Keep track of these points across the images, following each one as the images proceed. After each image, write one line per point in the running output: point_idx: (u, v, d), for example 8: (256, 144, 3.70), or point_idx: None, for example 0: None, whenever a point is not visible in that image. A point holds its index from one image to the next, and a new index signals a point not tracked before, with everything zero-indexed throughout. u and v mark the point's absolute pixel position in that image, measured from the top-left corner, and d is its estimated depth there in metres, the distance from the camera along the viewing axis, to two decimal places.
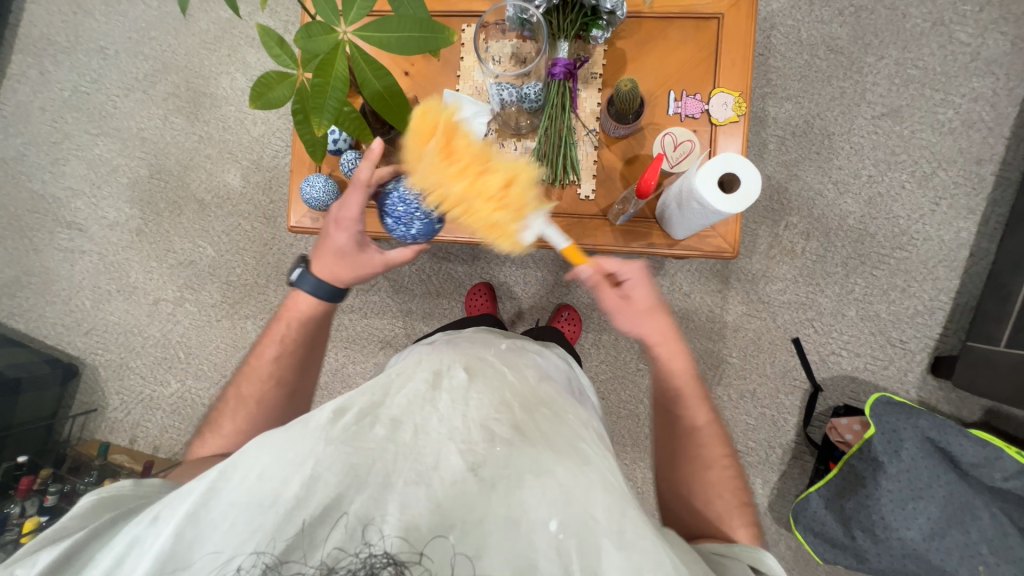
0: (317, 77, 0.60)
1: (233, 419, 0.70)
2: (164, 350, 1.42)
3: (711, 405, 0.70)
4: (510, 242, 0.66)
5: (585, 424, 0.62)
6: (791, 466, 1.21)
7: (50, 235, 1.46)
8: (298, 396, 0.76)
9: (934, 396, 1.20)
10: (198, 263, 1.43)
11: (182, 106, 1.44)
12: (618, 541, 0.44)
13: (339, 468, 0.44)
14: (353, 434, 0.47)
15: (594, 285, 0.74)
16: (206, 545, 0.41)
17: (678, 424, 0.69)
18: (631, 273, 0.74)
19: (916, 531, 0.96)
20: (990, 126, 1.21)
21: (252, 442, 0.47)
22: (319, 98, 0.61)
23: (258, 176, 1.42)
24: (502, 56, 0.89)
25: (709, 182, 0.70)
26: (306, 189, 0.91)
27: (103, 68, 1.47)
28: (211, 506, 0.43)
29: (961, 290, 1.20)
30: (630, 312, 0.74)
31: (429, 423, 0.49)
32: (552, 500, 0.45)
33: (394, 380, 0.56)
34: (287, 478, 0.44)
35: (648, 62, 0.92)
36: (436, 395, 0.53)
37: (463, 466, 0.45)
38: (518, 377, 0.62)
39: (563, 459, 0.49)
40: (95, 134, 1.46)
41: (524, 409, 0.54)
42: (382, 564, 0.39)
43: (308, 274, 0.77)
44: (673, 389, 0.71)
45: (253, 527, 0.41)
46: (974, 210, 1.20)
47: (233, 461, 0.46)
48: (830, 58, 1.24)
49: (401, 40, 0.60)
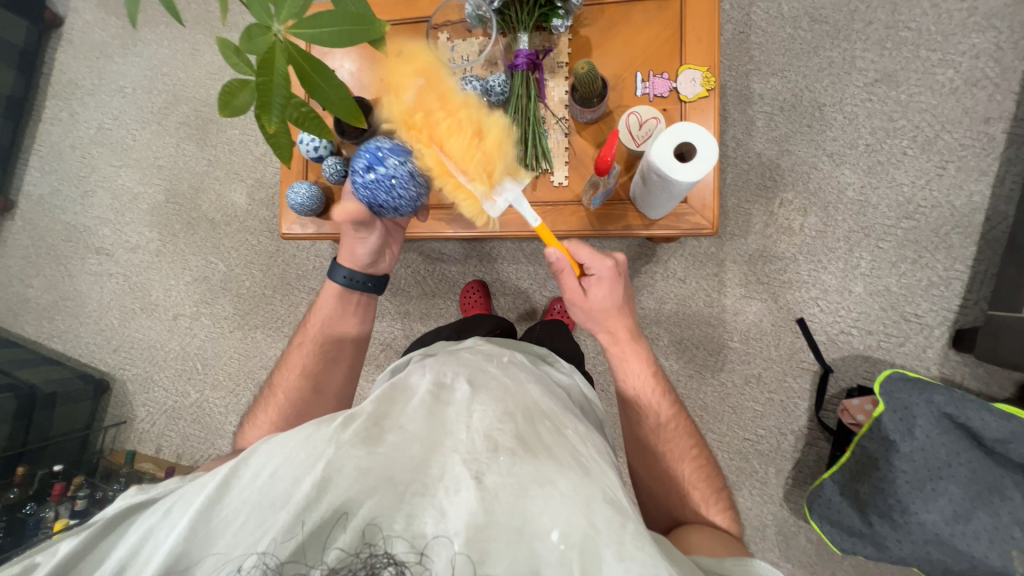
0: (260, 76, 0.53)
1: (266, 412, 0.78)
2: (183, 362, 1.51)
3: (673, 400, 0.75)
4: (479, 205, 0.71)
5: (588, 435, 0.62)
6: (806, 454, 1.16)
7: (82, 261, 1.59)
8: (324, 388, 0.82)
9: (959, 372, 1.12)
10: (211, 278, 1.52)
11: (192, 134, 1.55)
12: (617, 553, 0.44)
13: (348, 472, 0.45)
14: (363, 440, 0.48)
15: (557, 271, 0.74)
16: (217, 544, 0.44)
17: (644, 425, 0.73)
18: (601, 270, 0.74)
19: (938, 514, 0.88)
20: (997, 81, 1.14)
21: (264, 443, 0.51)
22: (262, 95, 0.53)
23: (261, 193, 1.50)
24: (470, 55, 0.94)
25: (664, 152, 0.70)
26: (292, 196, 0.96)
27: (123, 105, 1.60)
28: (223, 503, 0.46)
29: (979, 258, 1.12)
30: (589, 310, 0.75)
31: (435, 434, 0.50)
32: (555, 510, 0.45)
33: (399, 390, 0.58)
34: (298, 479, 0.46)
35: (613, 47, 0.93)
36: (442, 407, 0.54)
37: (466, 475, 0.46)
38: (520, 389, 0.62)
39: (565, 470, 0.49)
40: (118, 166, 1.59)
41: (527, 420, 0.55)
42: (382, 564, 0.40)
43: (339, 267, 0.85)
44: (637, 394, 0.75)
45: (262, 529, 0.43)
46: (985, 171, 1.13)
47: (245, 458, 0.49)
48: (815, 29, 1.21)
49: (336, 36, 0.56)
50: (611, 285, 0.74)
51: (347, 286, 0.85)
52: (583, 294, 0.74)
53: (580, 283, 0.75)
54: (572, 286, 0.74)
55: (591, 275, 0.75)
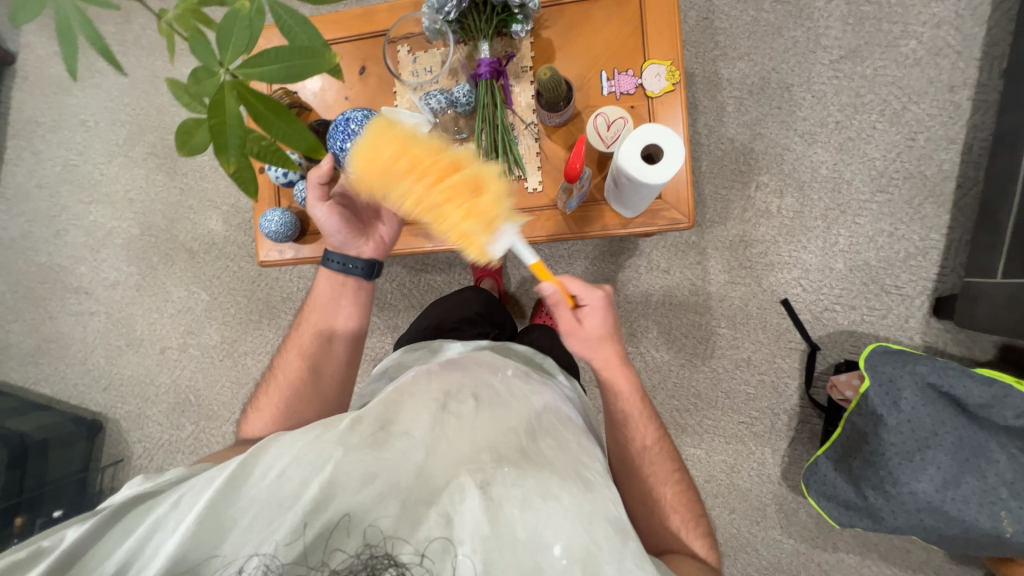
0: (213, 117, 0.52)
1: (270, 397, 0.78)
2: (176, 395, 1.49)
3: (657, 425, 0.72)
4: (477, 252, 0.64)
5: (587, 443, 0.63)
6: (799, 431, 1.18)
7: (62, 302, 1.56)
8: (320, 373, 0.79)
9: (941, 338, 1.14)
10: (195, 308, 1.50)
11: (161, 163, 1.52)
12: (618, 569, 0.46)
13: (356, 475, 0.46)
14: (370, 444, 0.49)
15: (554, 303, 0.71)
16: (223, 544, 0.43)
17: (630, 449, 0.70)
18: (592, 299, 0.72)
19: (928, 482, 0.90)
20: (959, 49, 1.15)
21: (273, 439, 0.50)
22: (217, 135, 0.52)
23: (238, 218, 1.48)
24: (432, 65, 0.93)
25: (632, 155, 0.70)
26: (265, 224, 0.95)
27: (87, 139, 1.56)
28: (232, 498, 0.45)
29: (953, 226, 1.14)
30: (584, 338, 0.72)
31: (439, 442, 0.50)
32: (558, 524, 0.46)
33: (403, 389, 0.58)
34: (306, 480, 0.46)
35: (575, 47, 0.92)
36: (446, 414, 0.54)
37: (473, 484, 0.47)
38: (522, 397, 0.62)
39: (568, 484, 0.50)
40: (89, 203, 1.56)
41: (530, 433, 0.56)
42: (383, 564, 0.40)
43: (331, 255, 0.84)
44: (626, 418, 0.72)
45: (271, 529, 0.43)
46: (954, 139, 1.14)
47: (256, 452, 0.49)
48: (777, 9, 1.21)
49: (282, 71, 0.54)
50: (604, 314, 0.73)
51: (342, 271, 0.83)
52: (578, 324, 0.72)
53: (574, 313, 0.73)
54: (567, 317, 0.72)
55: (584, 305, 0.72)
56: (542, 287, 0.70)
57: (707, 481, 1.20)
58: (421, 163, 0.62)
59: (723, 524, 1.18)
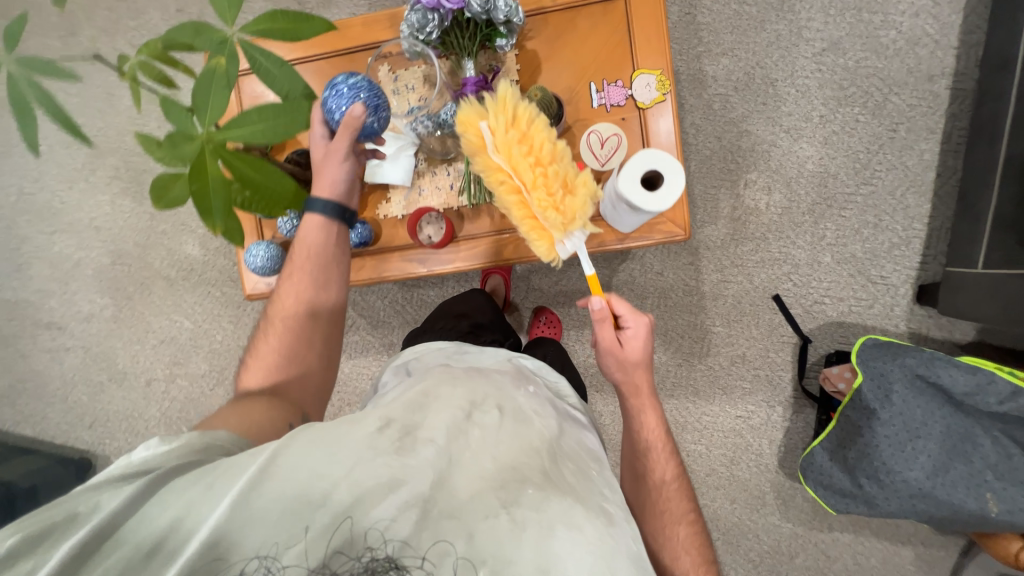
0: (196, 180, 0.49)
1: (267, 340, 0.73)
2: (167, 428, 1.44)
3: (677, 462, 0.72)
4: (547, 248, 0.68)
5: (601, 467, 0.63)
6: (794, 421, 1.22)
7: (33, 339, 1.48)
8: (320, 319, 0.75)
9: (924, 325, 1.18)
10: (179, 337, 1.44)
11: (127, 187, 1.44)
12: None
13: (383, 481, 0.45)
14: (397, 450, 0.48)
15: (600, 319, 0.73)
16: (250, 540, 0.42)
17: (649, 481, 0.71)
18: (637, 323, 0.74)
19: (919, 470, 0.95)
20: (937, 38, 1.15)
21: (303, 431, 0.49)
22: (201, 200, 0.49)
23: (216, 241, 1.42)
24: (415, 83, 0.90)
25: (632, 183, 0.69)
26: (250, 259, 0.92)
27: (42, 165, 1.46)
28: (262, 490, 0.44)
29: (934, 214, 1.17)
30: (623, 359, 0.73)
31: (465, 455, 0.50)
32: (580, 558, 0.45)
33: (432, 392, 0.56)
34: (335, 482, 0.45)
35: (562, 58, 0.89)
36: (472, 427, 0.53)
37: (497, 505, 0.46)
38: (542, 417, 0.62)
39: (592, 516, 0.50)
40: (51, 233, 1.47)
41: (551, 458, 0.55)
42: (384, 567, 0.42)
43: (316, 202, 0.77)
44: (649, 448, 0.72)
45: (294, 528, 0.42)
46: (934, 129, 1.16)
47: (287, 442, 0.47)
48: (759, 2, 1.19)
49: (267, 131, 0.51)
50: (645, 337, 0.74)
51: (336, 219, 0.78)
52: (620, 343, 0.74)
53: (615, 333, 0.74)
54: (609, 335, 0.73)
55: (626, 327, 0.75)
56: (591, 300, 0.72)
57: (708, 475, 1.23)
58: (522, 149, 0.64)
59: (724, 514, 1.23)
